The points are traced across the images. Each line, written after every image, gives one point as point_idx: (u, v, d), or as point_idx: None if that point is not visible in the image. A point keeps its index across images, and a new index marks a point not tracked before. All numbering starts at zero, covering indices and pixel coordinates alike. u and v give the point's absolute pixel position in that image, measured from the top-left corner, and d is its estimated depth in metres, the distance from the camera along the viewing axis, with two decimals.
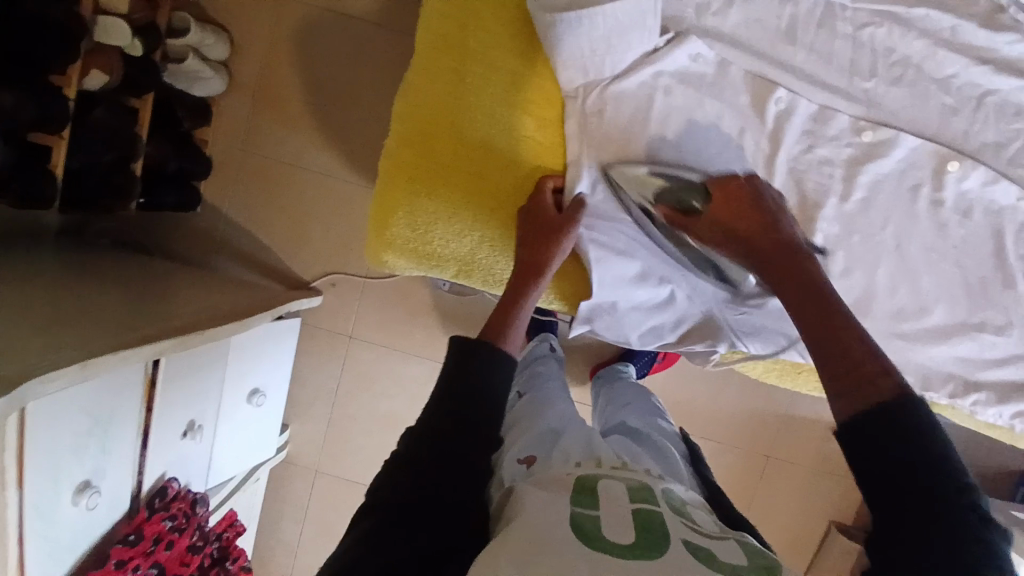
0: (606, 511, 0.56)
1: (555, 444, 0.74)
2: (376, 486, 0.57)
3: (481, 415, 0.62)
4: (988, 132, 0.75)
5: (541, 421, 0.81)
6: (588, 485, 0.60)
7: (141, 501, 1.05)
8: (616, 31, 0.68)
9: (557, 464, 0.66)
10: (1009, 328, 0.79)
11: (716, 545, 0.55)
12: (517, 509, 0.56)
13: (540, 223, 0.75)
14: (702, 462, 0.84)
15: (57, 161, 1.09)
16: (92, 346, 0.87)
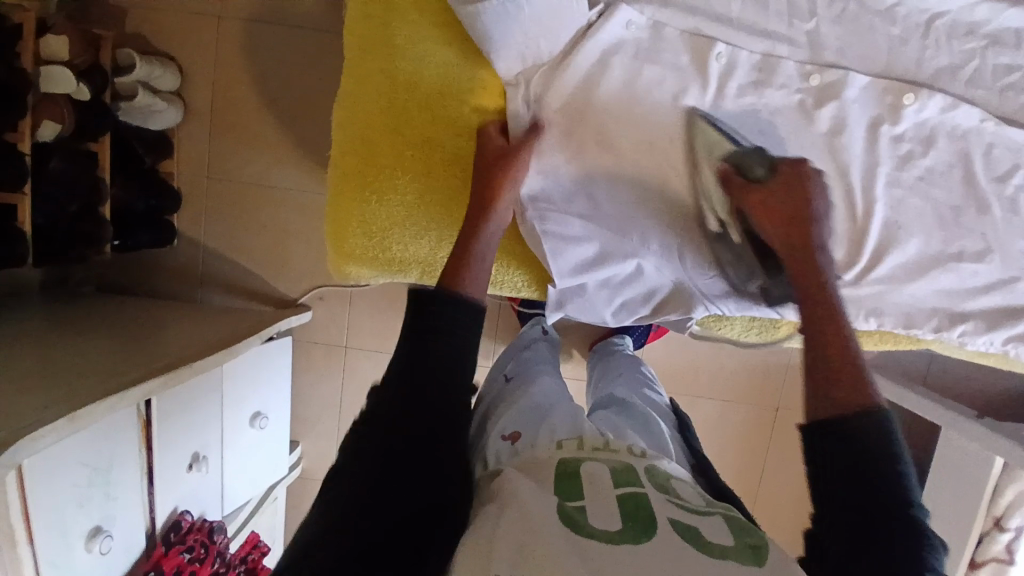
0: (589, 496, 0.56)
1: (542, 419, 0.75)
2: (335, 483, 0.58)
3: (434, 397, 0.61)
4: (940, 56, 0.73)
5: (527, 396, 0.83)
6: (572, 471, 0.60)
7: (157, 537, 1.06)
8: (546, 10, 0.66)
9: (541, 446, 0.67)
10: (989, 252, 0.78)
11: (704, 523, 0.55)
12: (502, 496, 0.57)
13: (489, 151, 0.73)
14: (690, 430, 0.85)
15: (24, 218, 1.08)
16: (80, 397, 0.87)
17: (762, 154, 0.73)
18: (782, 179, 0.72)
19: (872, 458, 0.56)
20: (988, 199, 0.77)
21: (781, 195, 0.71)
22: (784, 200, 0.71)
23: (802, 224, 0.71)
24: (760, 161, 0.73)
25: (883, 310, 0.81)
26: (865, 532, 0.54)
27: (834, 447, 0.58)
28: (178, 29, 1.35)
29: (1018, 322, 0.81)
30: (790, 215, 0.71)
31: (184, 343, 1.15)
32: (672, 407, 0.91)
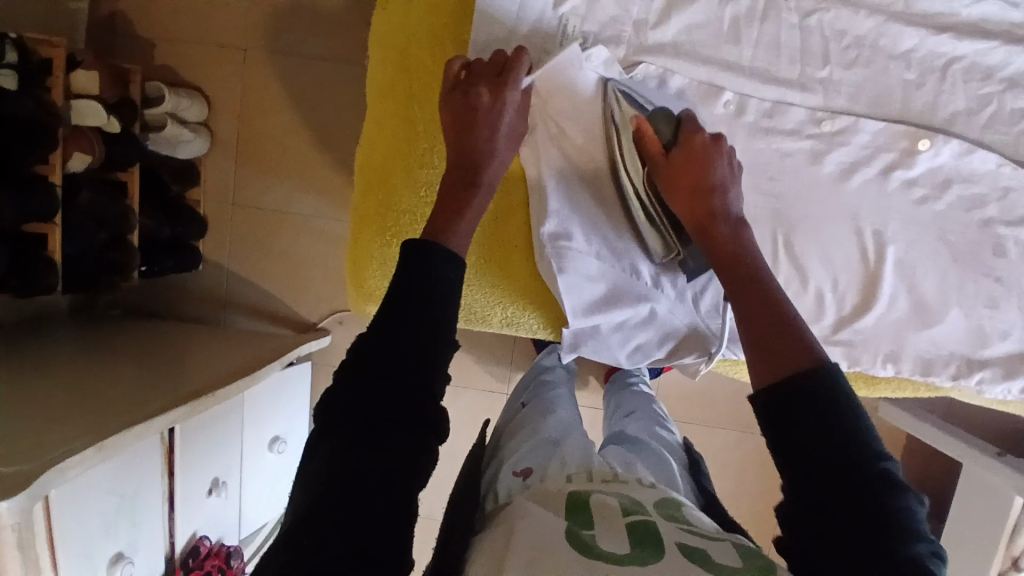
0: (599, 524, 0.55)
1: (553, 452, 0.75)
2: (311, 460, 0.54)
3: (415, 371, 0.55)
4: (958, 99, 0.73)
5: (542, 429, 0.83)
6: (583, 501, 0.59)
7: (176, 562, 1.07)
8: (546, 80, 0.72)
9: (553, 478, 0.67)
10: (1006, 297, 0.77)
11: (711, 546, 0.53)
12: (511, 521, 0.55)
13: (462, 109, 0.67)
14: (702, 471, 0.83)
15: (53, 249, 1.12)
16: (109, 426, 0.89)
17: (670, 115, 0.71)
18: (688, 146, 0.69)
19: (832, 418, 0.51)
20: (1004, 242, 0.76)
21: (686, 162, 0.68)
22: (684, 170, 0.69)
23: (707, 195, 0.67)
24: (667, 122, 0.70)
25: (901, 355, 0.79)
26: (835, 491, 0.51)
27: (793, 411, 0.52)
28: (205, 63, 1.40)
29: None
30: (691, 183, 0.68)
31: (205, 371, 1.17)
32: (685, 448, 0.90)
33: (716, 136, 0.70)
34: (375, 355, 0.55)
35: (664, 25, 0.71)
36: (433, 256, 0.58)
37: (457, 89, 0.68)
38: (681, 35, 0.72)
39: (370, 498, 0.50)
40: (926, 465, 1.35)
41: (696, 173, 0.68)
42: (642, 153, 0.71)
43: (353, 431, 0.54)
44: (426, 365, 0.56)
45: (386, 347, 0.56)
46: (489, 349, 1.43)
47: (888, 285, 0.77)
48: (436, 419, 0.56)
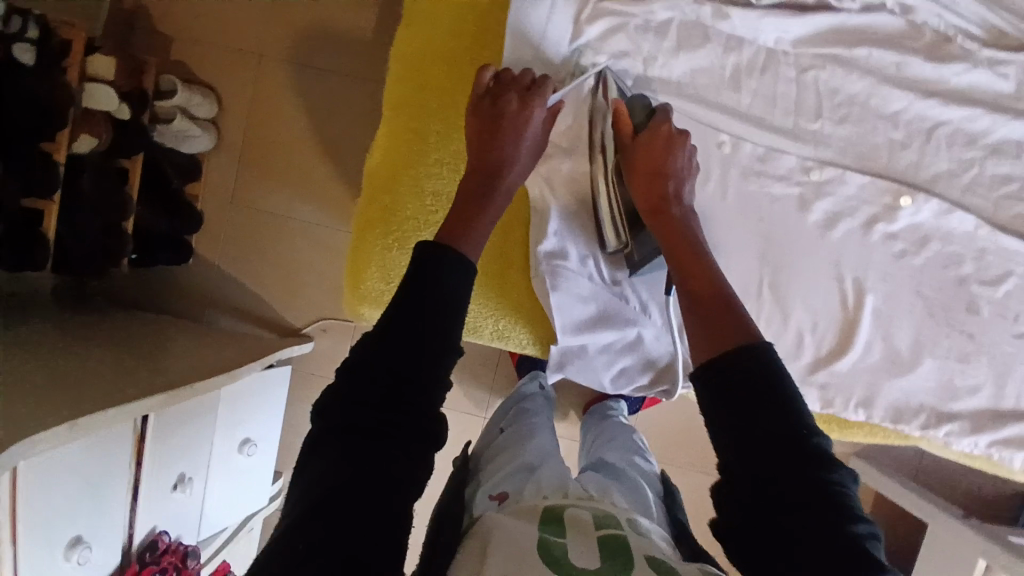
0: (572, 539, 0.55)
1: (530, 475, 0.75)
2: (308, 463, 0.55)
3: (416, 376, 0.57)
4: (940, 162, 0.77)
5: (520, 454, 0.83)
6: (557, 515, 0.59)
7: (132, 555, 1.04)
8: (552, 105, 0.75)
9: (530, 498, 0.67)
10: (976, 354, 0.80)
11: (680, 565, 0.54)
12: (486, 534, 0.55)
13: (490, 116, 0.71)
14: (677, 500, 0.84)
15: (49, 225, 1.11)
16: (83, 406, 0.88)
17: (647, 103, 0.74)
18: (654, 132, 0.71)
19: (766, 393, 0.54)
20: (978, 301, 0.79)
21: (653, 141, 0.71)
22: (646, 150, 0.71)
23: (663, 180, 0.71)
24: (642, 110, 0.73)
25: (875, 403, 0.82)
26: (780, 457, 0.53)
27: (727, 386, 0.56)
28: (219, 63, 1.42)
29: (1003, 426, 0.81)
30: (651, 167, 0.71)
31: (184, 364, 1.16)
32: (662, 477, 0.91)
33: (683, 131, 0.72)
34: (381, 360, 0.57)
35: (671, 64, 0.75)
36: (446, 269, 0.60)
37: (490, 99, 0.71)
38: (686, 77, 0.76)
39: (371, 504, 0.52)
40: (893, 521, 1.37)
41: (657, 155, 0.71)
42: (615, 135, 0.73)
43: (356, 437, 0.55)
44: (427, 370, 0.57)
45: (392, 354, 0.57)
46: (472, 370, 1.43)
47: (864, 333, 0.80)
48: (435, 427, 0.57)
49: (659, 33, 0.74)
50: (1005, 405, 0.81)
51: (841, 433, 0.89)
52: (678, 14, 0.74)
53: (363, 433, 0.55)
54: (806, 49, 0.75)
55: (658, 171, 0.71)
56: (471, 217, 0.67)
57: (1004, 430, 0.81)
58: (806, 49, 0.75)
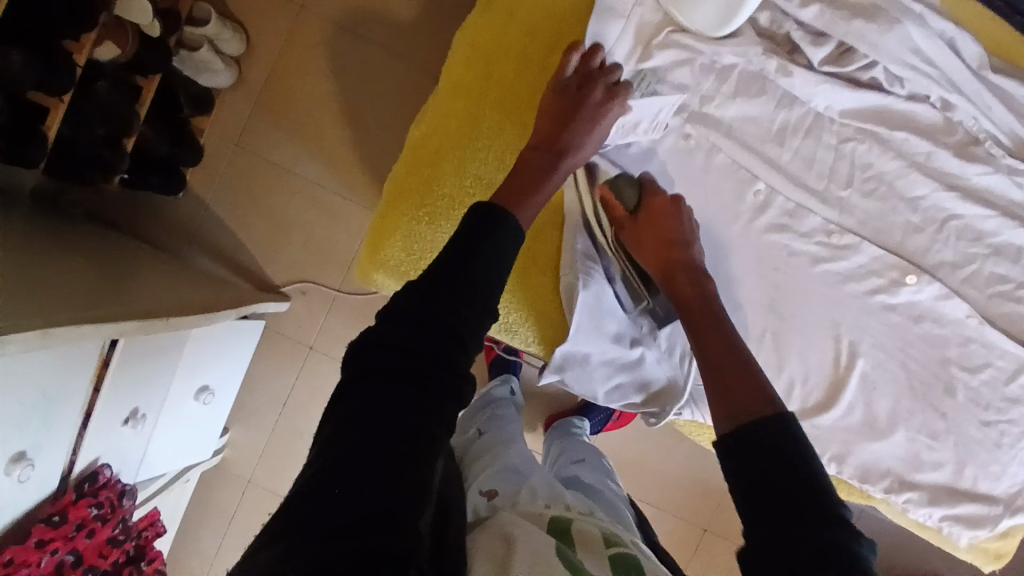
0: (583, 549, 0.54)
1: (521, 480, 0.75)
2: (344, 407, 0.55)
3: (456, 329, 0.58)
4: (947, 252, 0.84)
5: (507, 457, 0.82)
6: (564, 529, 0.59)
7: (69, 483, 0.97)
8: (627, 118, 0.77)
9: (526, 503, 0.67)
10: (945, 433, 0.86)
11: None
12: (499, 532, 0.55)
13: (567, 99, 0.74)
14: (648, 525, 0.87)
15: (52, 124, 0.98)
16: (54, 316, 0.83)
17: (633, 179, 0.80)
18: (650, 207, 0.79)
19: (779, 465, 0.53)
20: (956, 384, 0.85)
21: (653, 216, 0.78)
22: (650, 227, 0.78)
23: (670, 243, 0.77)
24: (631, 187, 0.80)
25: (846, 461, 0.87)
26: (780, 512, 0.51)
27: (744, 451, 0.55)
28: (256, 4, 1.38)
29: (957, 503, 0.86)
30: (659, 238, 0.77)
31: (161, 296, 1.10)
32: (631, 501, 0.93)
33: (676, 197, 0.80)
34: (424, 309, 0.58)
35: (727, 106, 0.80)
36: (493, 234, 0.62)
37: (575, 83, 0.74)
38: (736, 121, 0.81)
39: (396, 453, 0.51)
40: None
41: (662, 226, 0.78)
42: (610, 216, 0.80)
43: (384, 384, 0.55)
44: (465, 325, 0.59)
45: (435, 307, 0.58)
46: None
47: (849, 393, 0.85)
48: (462, 386, 0.58)
49: (721, 75, 0.79)
50: (962, 484, 0.87)
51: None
52: (743, 61, 0.78)
53: (392, 379, 0.55)
54: (851, 121, 0.81)
55: (662, 241, 0.77)
56: (530, 190, 0.69)
57: (959, 508, 0.86)
58: (850, 121, 0.81)
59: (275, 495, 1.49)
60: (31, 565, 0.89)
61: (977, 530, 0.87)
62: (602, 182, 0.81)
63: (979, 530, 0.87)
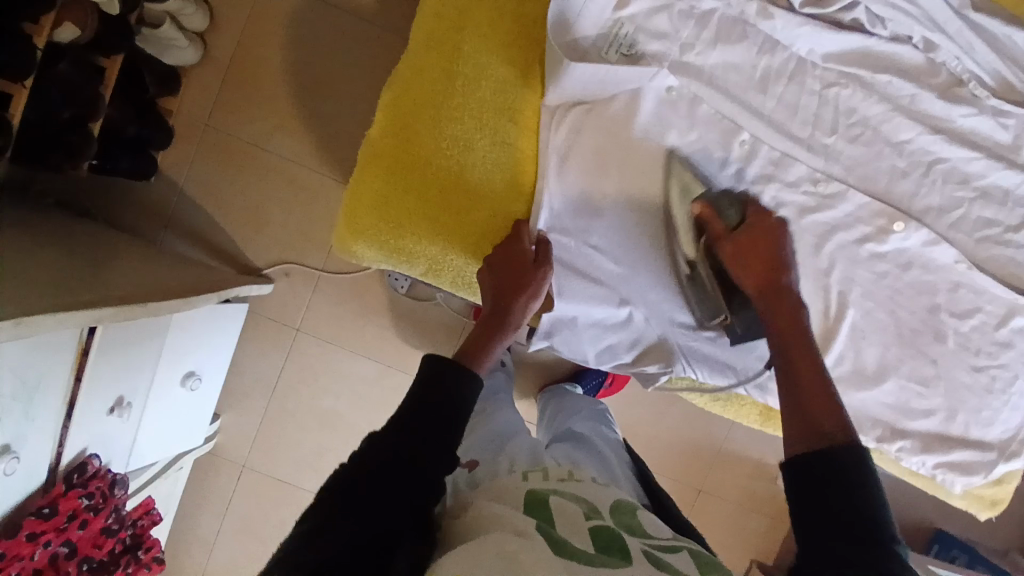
0: (561, 522, 0.55)
1: (500, 449, 0.75)
2: (331, 486, 0.59)
3: (436, 442, 0.61)
4: (932, 197, 0.83)
5: (491, 425, 0.82)
6: (542, 500, 0.59)
7: (58, 475, 0.96)
8: (609, 77, 0.74)
9: (503, 476, 0.66)
10: (936, 380, 0.86)
11: (670, 554, 0.55)
12: (476, 521, 0.55)
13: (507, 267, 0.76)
14: (643, 467, 0.87)
15: (16, 112, 0.94)
16: (28, 304, 0.80)
17: (735, 199, 0.79)
18: (754, 228, 0.77)
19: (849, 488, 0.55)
20: (946, 330, 0.85)
21: (757, 233, 0.77)
22: (749, 246, 0.76)
23: (768, 267, 0.75)
24: (733, 206, 0.78)
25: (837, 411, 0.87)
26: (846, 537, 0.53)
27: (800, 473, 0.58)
28: None
29: (949, 448, 0.87)
30: (754, 260, 0.75)
31: (136, 280, 1.07)
32: (624, 442, 0.94)
33: (782, 219, 0.78)
34: (408, 421, 0.61)
35: (707, 53, 0.78)
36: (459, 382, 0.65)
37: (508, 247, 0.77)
38: (718, 68, 0.78)
39: (367, 529, 0.54)
40: None
41: (765, 241, 0.76)
42: (706, 231, 0.79)
43: (368, 475, 0.58)
44: (446, 434, 0.62)
45: (418, 420, 0.61)
46: (433, 338, 1.45)
47: (839, 344, 0.85)
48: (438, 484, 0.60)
49: (701, 22, 0.77)
50: (954, 431, 0.87)
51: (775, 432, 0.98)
52: (722, 5, 0.76)
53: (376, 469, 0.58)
54: (833, 66, 0.79)
55: (757, 261, 0.75)
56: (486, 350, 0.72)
57: (951, 454, 0.87)
58: (833, 65, 0.79)
59: (272, 477, 1.48)
60: (24, 558, 0.89)
61: (971, 475, 0.88)
62: (697, 197, 0.79)
63: (973, 477, 0.88)
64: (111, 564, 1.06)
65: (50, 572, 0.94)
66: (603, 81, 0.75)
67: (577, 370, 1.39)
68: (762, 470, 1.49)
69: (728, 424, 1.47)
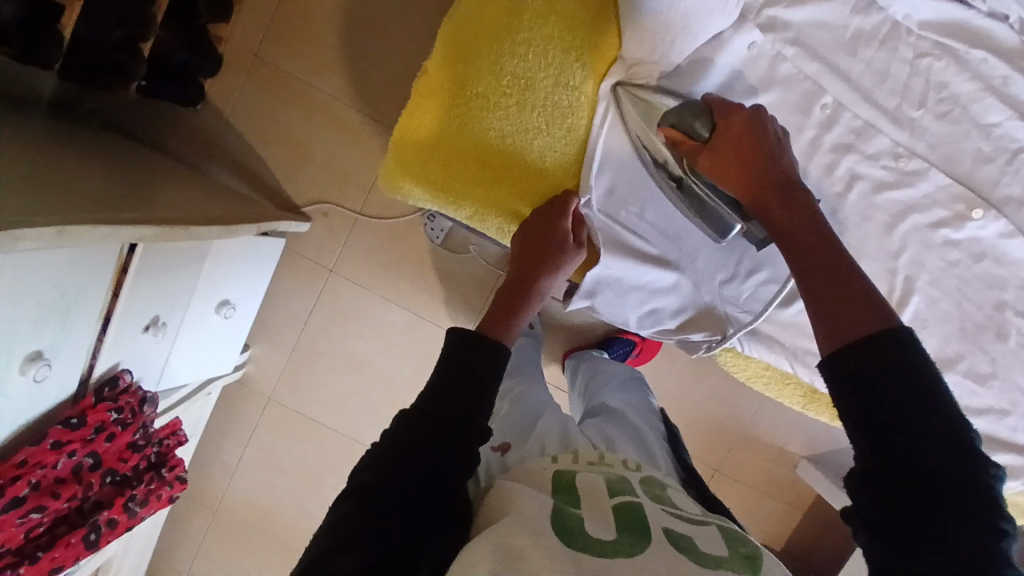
0: (585, 505, 0.56)
1: (532, 428, 0.76)
2: (360, 471, 0.58)
3: (462, 417, 0.59)
4: (1016, 186, 0.78)
5: (524, 405, 0.83)
6: (568, 482, 0.60)
7: (89, 387, 0.98)
8: (696, 10, 0.67)
9: (535, 460, 0.67)
10: (990, 379, 0.83)
11: (697, 533, 0.54)
12: (500, 500, 0.58)
13: (541, 239, 0.77)
14: (679, 443, 0.86)
15: (68, 23, 0.92)
16: (70, 214, 0.79)
17: (699, 107, 0.70)
18: (723, 131, 0.68)
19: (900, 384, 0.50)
20: (1009, 329, 0.81)
21: (734, 138, 0.67)
22: (729, 153, 0.67)
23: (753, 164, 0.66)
24: (698, 115, 0.69)
25: None
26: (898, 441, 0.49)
27: (858, 379, 0.51)
28: None
29: (994, 451, 0.84)
30: (738, 156, 0.66)
31: (178, 204, 1.07)
32: (661, 414, 0.93)
33: (756, 109, 0.69)
34: (432, 403, 0.60)
35: (796, 8, 0.73)
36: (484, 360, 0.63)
37: (544, 217, 0.78)
38: (805, 26, 0.74)
39: (398, 515, 0.54)
40: (819, 523, 1.50)
41: (747, 143, 0.66)
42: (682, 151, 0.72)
43: (395, 463, 0.57)
44: (471, 413, 0.60)
45: (442, 402, 0.60)
46: (465, 291, 1.44)
47: None
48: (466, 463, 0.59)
49: None
50: (1001, 434, 0.84)
51: (817, 416, 0.96)
52: None
53: (403, 457, 0.57)
54: (929, 34, 0.74)
55: (748, 161, 0.66)
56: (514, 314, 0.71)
57: (995, 457, 0.84)
58: (929, 34, 0.74)
59: (297, 413, 1.51)
60: (47, 466, 0.90)
61: (1012, 481, 0.85)
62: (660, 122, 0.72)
63: (1014, 482, 0.85)
64: (135, 479, 1.09)
65: (73, 481, 0.96)
66: (688, 16, 0.68)
67: (608, 337, 1.38)
68: (785, 457, 1.46)
69: (755, 407, 1.44)
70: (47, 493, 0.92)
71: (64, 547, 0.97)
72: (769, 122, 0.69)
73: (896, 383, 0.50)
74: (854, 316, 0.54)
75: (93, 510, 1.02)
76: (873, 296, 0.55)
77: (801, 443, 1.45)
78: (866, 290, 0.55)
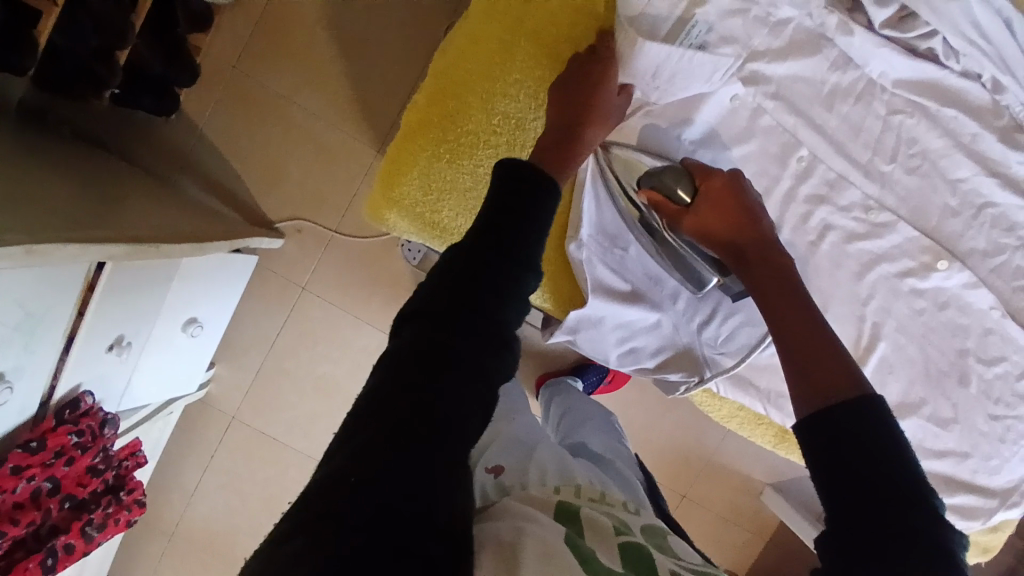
0: (592, 538, 0.53)
1: (528, 457, 0.75)
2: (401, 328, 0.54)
3: (512, 251, 0.56)
4: (979, 239, 0.81)
5: (515, 432, 0.82)
6: (575, 515, 0.57)
7: (49, 409, 0.94)
8: (680, 74, 0.72)
9: (536, 488, 0.65)
10: (952, 422, 0.86)
11: None
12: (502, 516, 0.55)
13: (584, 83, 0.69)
14: (656, 492, 0.87)
15: (44, 30, 0.89)
16: (38, 230, 0.76)
17: (680, 169, 0.72)
18: (708, 192, 0.71)
19: (859, 438, 0.50)
20: (970, 375, 0.85)
21: (712, 207, 0.71)
22: (713, 215, 0.71)
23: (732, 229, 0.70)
24: (680, 178, 0.72)
25: None
26: (859, 493, 0.49)
27: (824, 430, 0.52)
28: None
29: (955, 492, 0.87)
30: (721, 222, 0.70)
31: (149, 220, 1.04)
32: (637, 460, 0.94)
33: (733, 173, 0.72)
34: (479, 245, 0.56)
35: (777, 63, 0.75)
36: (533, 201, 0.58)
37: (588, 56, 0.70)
38: (785, 79, 0.76)
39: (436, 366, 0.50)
40: (781, 553, 1.53)
41: (729, 206, 0.71)
42: (663, 211, 0.74)
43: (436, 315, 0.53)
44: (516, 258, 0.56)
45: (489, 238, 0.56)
46: None
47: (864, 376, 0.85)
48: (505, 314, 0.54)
49: (776, 29, 0.74)
50: (961, 475, 0.87)
51: (787, 455, 0.98)
52: (800, 15, 0.74)
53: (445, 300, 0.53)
54: (902, 92, 0.77)
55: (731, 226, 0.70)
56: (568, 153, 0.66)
57: (956, 497, 0.87)
58: (902, 92, 0.77)
59: (262, 433, 1.47)
60: (6, 492, 0.87)
61: (970, 521, 0.88)
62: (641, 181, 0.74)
63: (973, 521, 0.88)
64: (93, 501, 1.04)
65: (32, 507, 0.92)
66: (672, 77, 0.72)
67: (580, 364, 1.39)
68: (749, 484, 1.49)
69: (722, 436, 1.46)
70: (6, 519, 0.88)
71: (20, 574, 0.93)
72: (745, 184, 0.73)
73: (858, 433, 0.51)
74: (826, 371, 0.57)
75: (50, 535, 0.97)
76: (840, 353, 0.58)
77: (765, 473, 1.48)
78: (833, 347, 0.58)
